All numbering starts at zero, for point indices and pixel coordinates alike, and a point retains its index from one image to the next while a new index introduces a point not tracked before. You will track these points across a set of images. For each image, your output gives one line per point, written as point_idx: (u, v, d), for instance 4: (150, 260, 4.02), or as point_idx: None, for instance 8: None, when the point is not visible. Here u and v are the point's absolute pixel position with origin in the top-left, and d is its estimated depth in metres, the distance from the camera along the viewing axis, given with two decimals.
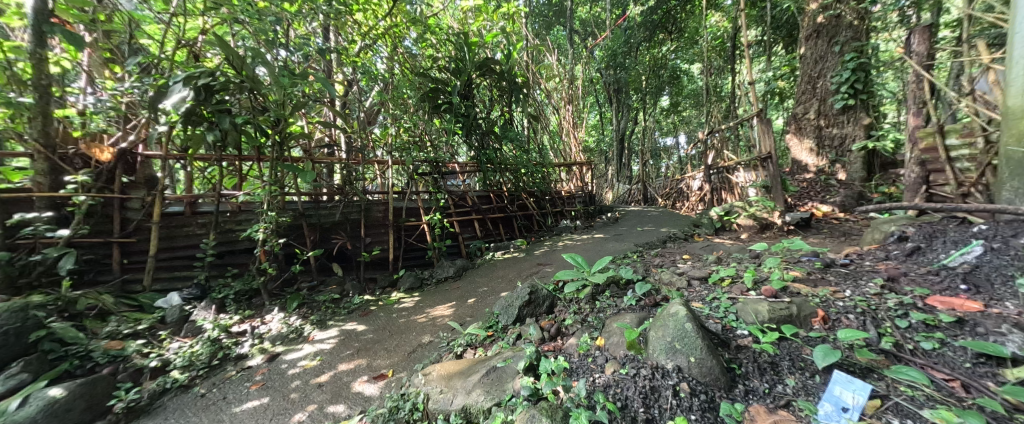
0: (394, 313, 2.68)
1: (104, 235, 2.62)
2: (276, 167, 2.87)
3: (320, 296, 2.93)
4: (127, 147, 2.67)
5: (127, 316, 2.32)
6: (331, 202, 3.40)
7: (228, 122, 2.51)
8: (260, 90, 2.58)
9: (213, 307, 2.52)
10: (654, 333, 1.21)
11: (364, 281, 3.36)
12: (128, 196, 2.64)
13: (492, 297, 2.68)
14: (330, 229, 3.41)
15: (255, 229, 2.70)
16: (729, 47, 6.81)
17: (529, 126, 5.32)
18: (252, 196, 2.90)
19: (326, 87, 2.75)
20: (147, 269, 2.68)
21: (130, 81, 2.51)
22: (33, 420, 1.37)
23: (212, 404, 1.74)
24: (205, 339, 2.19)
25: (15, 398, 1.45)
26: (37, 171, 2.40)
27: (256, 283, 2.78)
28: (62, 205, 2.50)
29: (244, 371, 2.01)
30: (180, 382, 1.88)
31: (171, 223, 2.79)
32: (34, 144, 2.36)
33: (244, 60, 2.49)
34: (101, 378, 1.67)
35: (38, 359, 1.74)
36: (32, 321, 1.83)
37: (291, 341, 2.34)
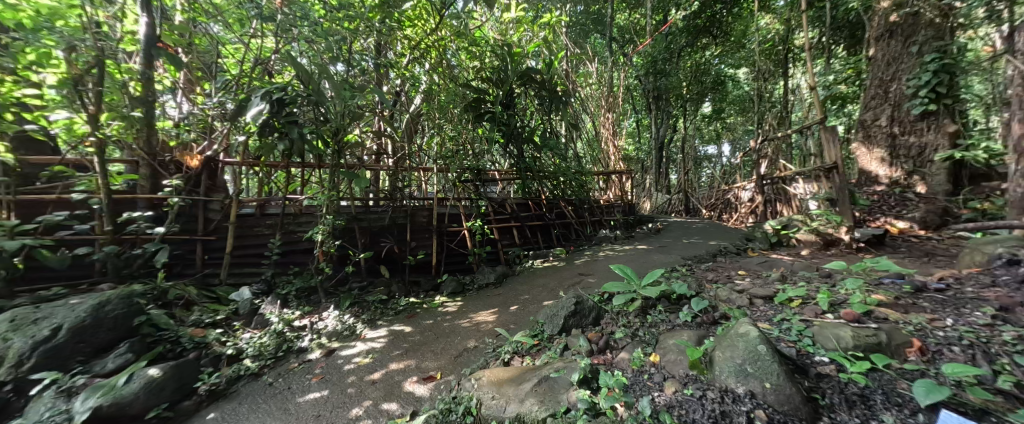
0: (439, 316, 2.76)
1: (189, 233, 2.94)
2: (334, 173, 3.07)
3: (369, 296, 3.08)
4: (211, 155, 3.00)
5: (207, 307, 2.57)
6: (381, 207, 3.58)
7: (296, 132, 2.74)
8: (324, 103, 2.80)
9: (278, 303, 2.74)
10: (719, 354, 1.15)
11: (409, 284, 3.49)
12: (210, 199, 2.96)
13: (535, 306, 2.68)
14: (379, 233, 3.58)
15: (315, 231, 2.91)
16: (783, 51, 6.40)
17: (568, 134, 5.31)
18: (314, 200, 3.15)
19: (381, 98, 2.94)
20: (223, 264, 2.96)
21: (217, 96, 2.92)
22: (136, 395, 1.59)
23: (279, 393, 1.88)
24: (272, 331, 2.39)
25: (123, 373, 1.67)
26: (141, 175, 2.77)
27: (314, 281, 2.99)
28: (159, 205, 2.85)
29: (305, 364, 2.16)
30: (252, 370, 2.05)
31: (243, 224, 3.07)
32: (139, 152, 2.74)
33: (311, 75, 2.70)
34: (190, 361, 1.87)
35: (139, 341, 2.00)
36: (134, 307, 2.09)
37: (345, 338, 2.48)
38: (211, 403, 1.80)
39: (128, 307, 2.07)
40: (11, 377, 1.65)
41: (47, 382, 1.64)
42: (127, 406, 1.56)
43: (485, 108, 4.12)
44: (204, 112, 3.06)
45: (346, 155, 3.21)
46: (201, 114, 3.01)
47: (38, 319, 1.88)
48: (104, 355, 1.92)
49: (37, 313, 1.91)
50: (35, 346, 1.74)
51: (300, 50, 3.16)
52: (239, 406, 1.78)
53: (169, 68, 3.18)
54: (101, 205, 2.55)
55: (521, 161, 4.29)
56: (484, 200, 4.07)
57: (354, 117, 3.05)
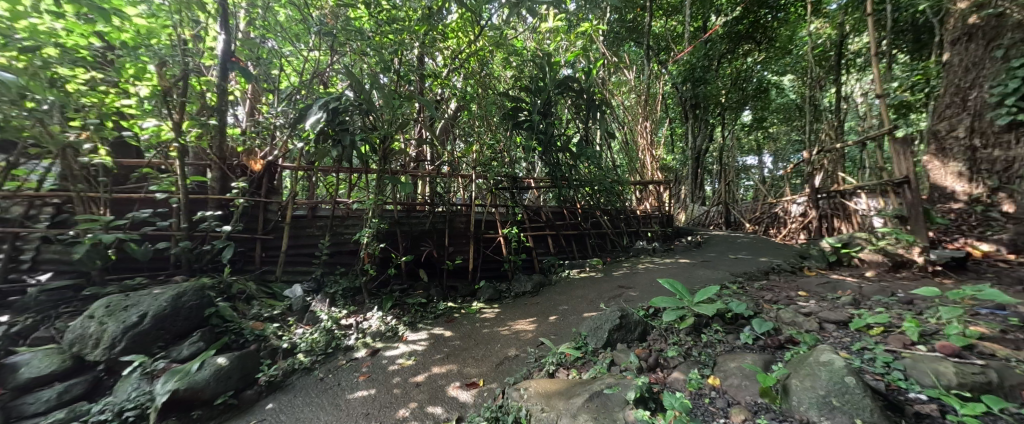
0: (477, 323, 2.87)
1: (251, 232, 3.18)
2: (381, 178, 3.20)
3: (410, 299, 3.21)
4: (272, 160, 3.25)
5: (265, 302, 2.78)
6: (421, 212, 3.68)
7: (349, 139, 2.91)
8: (375, 111, 2.94)
9: (327, 301, 2.92)
10: (797, 382, 1.11)
11: (447, 288, 3.57)
12: (270, 200, 3.19)
13: (576, 318, 2.64)
14: (419, 237, 3.68)
15: (362, 234, 3.05)
16: (837, 57, 5.97)
17: (604, 143, 5.22)
18: (361, 204, 3.30)
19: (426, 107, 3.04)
20: (279, 262, 3.18)
21: (279, 108, 3.21)
22: (209, 383, 1.84)
23: (330, 388, 2.10)
24: (322, 328, 2.61)
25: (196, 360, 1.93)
26: (212, 178, 3.08)
27: (359, 282, 3.13)
28: (227, 205, 3.13)
29: (352, 362, 2.38)
30: (304, 365, 2.30)
31: (297, 224, 3.27)
32: (213, 157, 3.06)
33: (363, 86, 2.85)
34: (250, 353, 2.12)
35: (209, 330, 2.24)
36: (206, 299, 2.35)
37: (388, 338, 2.67)
38: (269, 394, 2.04)
39: (199, 299, 2.32)
40: (105, 358, 1.94)
41: (135, 364, 1.89)
42: (201, 391, 1.82)
43: (523, 117, 4.15)
44: (268, 120, 3.32)
45: (392, 162, 3.35)
46: (265, 122, 3.28)
47: (128, 306, 2.14)
48: (180, 341, 2.18)
49: (127, 300, 2.17)
50: (125, 331, 2.00)
51: (352, 63, 3.34)
52: (295, 398, 2.02)
53: (239, 80, 3.45)
54: (179, 204, 2.83)
55: (557, 169, 4.26)
56: (520, 208, 4.09)
57: (401, 125, 3.20)
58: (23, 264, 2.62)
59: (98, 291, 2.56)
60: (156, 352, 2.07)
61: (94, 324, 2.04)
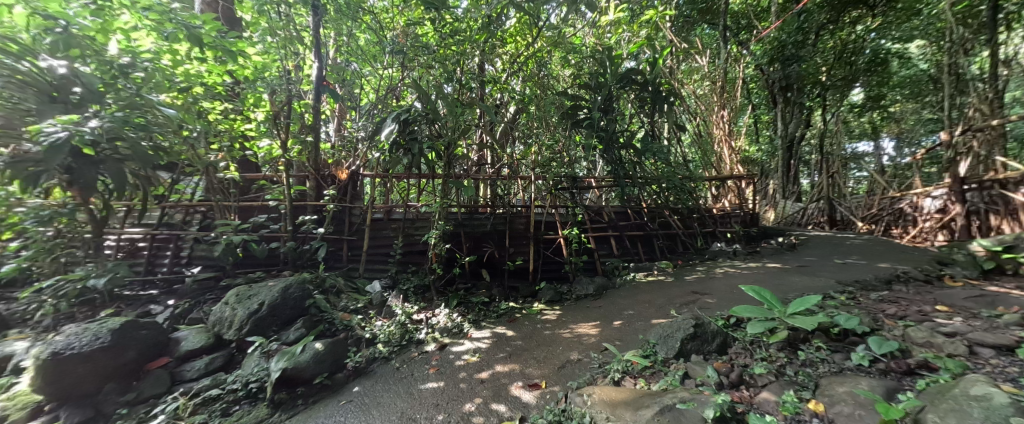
0: (539, 324, 2.90)
1: (339, 233, 3.62)
2: (446, 183, 3.38)
3: (474, 298, 3.38)
4: (355, 169, 3.65)
5: (351, 296, 3.15)
6: (483, 214, 3.81)
7: (418, 148, 3.14)
8: (440, 119, 3.15)
9: (401, 296, 3.20)
10: (937, 419, 0.92)
11: (508, 289, 3.66)
12: (353, 206, 3.59)
13: (643, 325, 2.49)
14: (481, 238, 3.83)
15: (430, 235, 3.28)
16: (991, 11, 4.71)
17: (673, 137, 4.84)
18: (429, 207, 3.53)
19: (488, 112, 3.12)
20: (362, 260, 3.57)
21: (361, 123, 3.61)
22: (309, 363, 2.15)
23: (405, 377, 2.31)
24: (397, 321, 2.87)
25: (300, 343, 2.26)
26: (309, 187, 3.58)
27: (428, 280, 3.38)
28: (321, 210, 3.60)
29: (423, 355, 2.59)
30: (383, 354, 2.56)
31: (376, 226, 3.64)
32: (310, 169, 3.56)
33: (430, 96, 3.09)
34: (340, 340, 2.42)
35: (309, 318, 2.61)
36: (306, 292, 2.74)
37: (455, 335, 2.85)
38: (355, 378, 2.32)
39: (302, 291, 2.71)
40: (237, 337, 2.39)
41: (256, 344, 2.29)
42: (304, 370, 2.13)
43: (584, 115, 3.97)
44: (352, 135, 3.76)
45: (456, 166, 3.55)
46: (350, 136, 3.73)
47: (251, 295, 2.61)
48: (288, 327, 2.58)
49: (250, 290, 2.65)
50: (250, 316, 2.44)
51: (420, 76, 3.59)
52: (377, 383, 2.27)
53: (329, 101, 3.95)
54: (286, 210, 3.34)
55: (621, 168, 3.98)
56: (580, 208, 4.00)
57: (463, 132, 3.34)
58: (183, 259, 3.37)
59: (230, 282, 3.16)
60: (271, 334, 2.48)
61: (229, 309, 2.52)
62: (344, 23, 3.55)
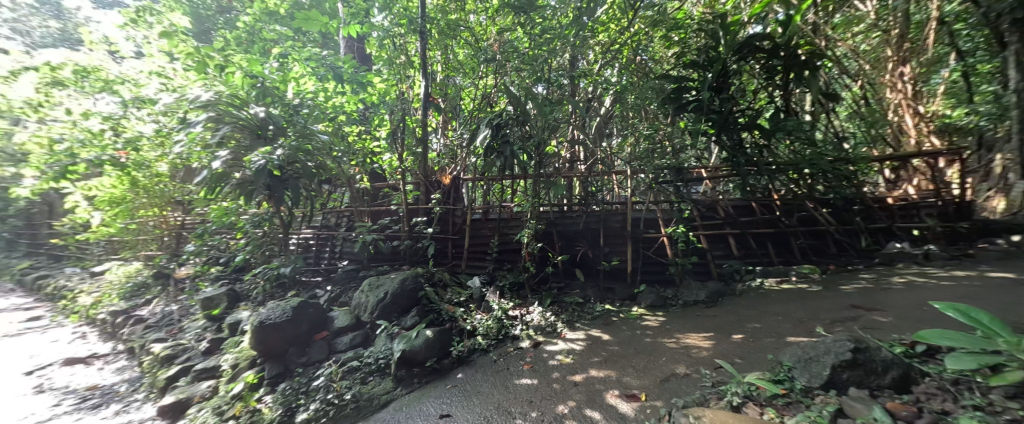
0: (638, 332, 2.72)
1: (444, 233, 4.03)
2: (536, 182, 3.40)
3: (568, 298, 3.37)
4: (457, 174, 4.01)
5: (456, 289, 3.47)
6: (575, 212, 3.73)
7: (509, 150, 3.23)
8: (528, 120, 3.23)
9: (497, 292, 3.39)
10: None
11: (603, 290, 3.53)
12: (456, 208, 3.94)
13: (771, 347, 2.12)
14: (574, 237, 3.75)
15: (522, 234, 3.36)
16: None
17: (819, 111, 3.83)
18: (521, 207, 3.63)
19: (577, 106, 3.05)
20: (463, 258, 3.90)
21: (460, 131, 3.95)
22: (421, 348, 2.46)
23: (502, 370, 2.44)
24: (494, 316, 3.03)
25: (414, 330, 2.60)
26: (421, 192, 4.09)
27: (522, 277, 3.50)
28: (429, 212, 4.06)
29: (519, 351, 2.69)
30: (482, 346, 2.75)
31: (475, 226, 3.92)
32: (421, 178, 4.06)
33: (520, 99, 3.21)
34: (446, 330, 2.69)
35: (421, 308, 2.98)
36: (419, 284, 3.13)
37: (548, 333, 2.89)
38: (459, 366, 2.56)
39: (416, 283, 3.12)
40: (370, 320, 2.90)
41: (382, 327, 2.73)
42: (418, 353, 2.45)
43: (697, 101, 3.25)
44: (453, 143, 4.14)
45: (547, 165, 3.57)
46: (452, 145, 4.12)
47: (379, 285, 3.12)
48: (405, 314, 2.99)
49: (378, 281, 3.17)
50: (379, 303, 2.92)
51: (511, 80, 3.73)
52: (477, 373, 2.45)
53: (435, 115, 4.42)
54: (404, 213, 3.89)
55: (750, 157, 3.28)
56: (688, 203, 3.55)
57: (553, 130, 3.35)
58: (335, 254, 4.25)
59: (366, 274, 3.84)
60: (393, 319, 2.92)
61: (365, 296, 3.08)
62: (445, 43, 4.04)
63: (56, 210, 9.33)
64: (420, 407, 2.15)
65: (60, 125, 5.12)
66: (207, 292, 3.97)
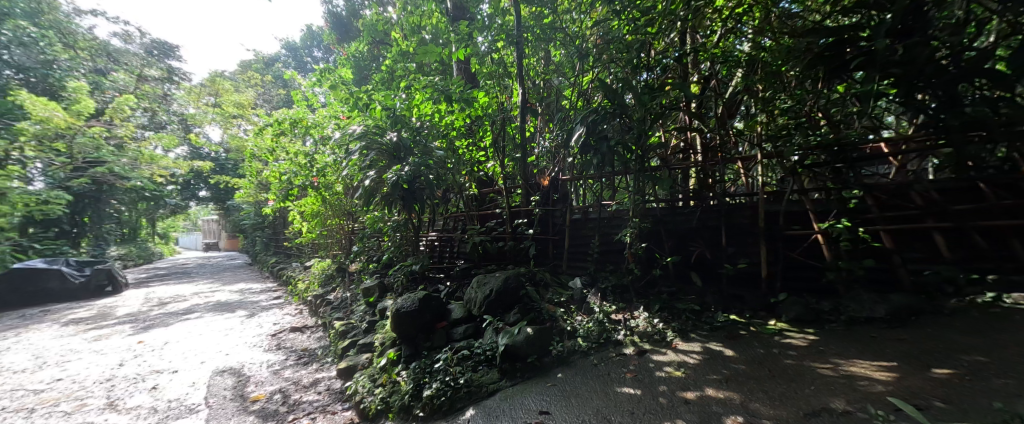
0: (774, 351, 2.26)
1: (545, 233, 4.10)
2: (638, 178, 3.11)
3: (681, 304, 3.04)
4: (555, 175, 4.04)
5: (557, 289, 3.50)
6: (688, 207, 3.22)
7: (605, 146, 3.06)
8: (626, 112, 3.00)
9: (599, 295, 3.31)
10: None
11: (727, 298, 3.06)
12: (555, 209, 3.97)
13: (1002, 392, 1.48)
14: (688, 236, 3.27)
15: (624, 234, 3.21)
16: None
17: None
18: (623, 204, 3.39)
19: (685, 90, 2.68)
20: (565, 258, 3.90)
21: (558, 132, 3.97)
22: (523, 344, 2.57)
23: (603, 375, 2.37)
24: (595, 319, 2.97)
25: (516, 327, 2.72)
26: (522, 195, 4.28)
27: (626, 280, 3.32)
28: (530, 214, 4.20)
29: (622, 357, 2.57)
30: (582, 348, 2.72)
31: (576, 226, 3.87)
32: (522, 182, 4.23)
33: (616, 92, 3.01)
34: (546, 329, 2.75)
35: (523, 306, 3.12)
36: (520, 284, 3.29)
37: (656, 342, 2.68)
38: (559, 366, 2.60)
39: (517, 282, 3.28)
40: (478, 314, 3.17)
41: (488, 321, 2.95)
42: (520, 348, 2.56)
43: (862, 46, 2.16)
44: (551, 145, 4.18)
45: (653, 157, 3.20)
46: (550, 146, 4.19)
47: (485, 282, 3.39)
48: (508, 311, 3.16)
49: (484, 279, 3.44)
50: (486, 299, 3.17)
51: (611, 72, 3.55)
52: (577, 375, 2.44)
53: (534, 119, 4.53)
54: (507, 215, 4.14)
55: (974, 115, 1.97)
56: (858, 190, 2.59)
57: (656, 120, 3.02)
58: (453, 253, 4.82)
59: (477, 272, 4.24)
60: (498, 316, 3.13)
61: (474, 292, 3.39)
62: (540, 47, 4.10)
63: (284, 222, 13.21)
64: (522, 401, 2.26)
65: (285, 162, 7.34)
66: (366, 283, 5.03)
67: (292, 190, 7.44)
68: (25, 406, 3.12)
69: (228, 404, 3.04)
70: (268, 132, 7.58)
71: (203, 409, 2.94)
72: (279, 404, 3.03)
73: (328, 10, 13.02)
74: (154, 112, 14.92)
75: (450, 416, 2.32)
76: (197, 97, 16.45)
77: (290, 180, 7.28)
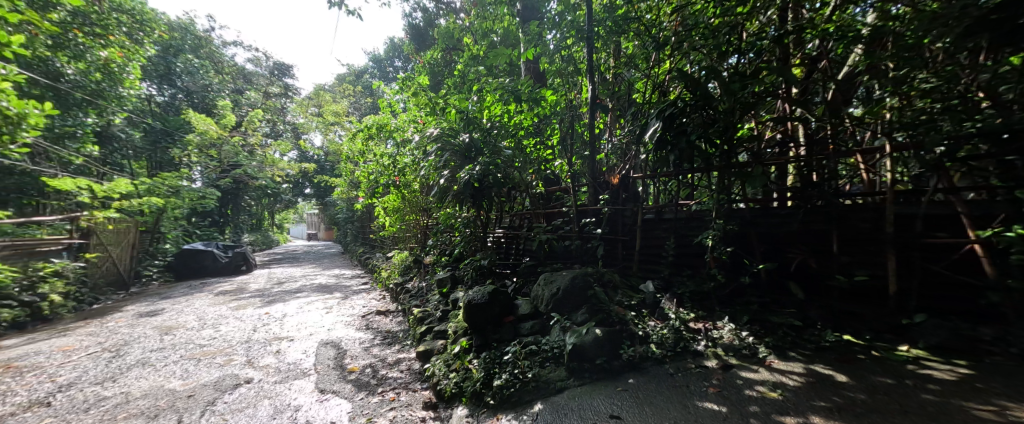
0: (904, 383, 1.89)
1: (614, 233, 3.93)
2: (724, 176, 2.80)
3: (775, 318, 2.70)
4: (626, 173, 3.83)
5: (626, 291, 3.35)
6: (786, 208, 2.75)
7: (684, 141, 2.78)
8: (711, 103, 2.67)
9: (675, 301, 3.14)
10: None
11: (838, 314, 2.59)
12: (625, 207, 3.78)
13: None
14: (785, 241, 2.79)
15: (705, 236, 2.93)
16: None
17: None
18: (704, 204, 3.09)
19: (786, 73, 2.32)
20: (636, 260, 3.69)
21: (630, 128, 3.75)
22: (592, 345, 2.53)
23: (681, 386, 2.22)
24: (671, 326, 2.85)
25: (584, 327, 2.68)
26: (590, 193, 4.18)
27: (707, 287, 3.05)
28: (598, 213, 4.06)
29: (703, 370, 2.38)
30: (657, 355, 2.61)
31: (647, 226, 3.60)
32: (590, 181, 4.12)
33: (699, 82, 2.71)
34: (615, 332, 2.68)
35: (591, 306, 3.05)
36: (587, 283, 3.21)
37: (745, 357, 2.44)
38: (631, 371, 2.52)
39: (584, 281, 3.21)
40: (545, 311, 3.21)
41: (556, 319, 2.97)
42: (589, 349, 2.53)
43: None
44: (622, 141, 3.96)
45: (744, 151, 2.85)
46: (620, 143, 4.00)
47: (551, 280, 3.40)
48: (576, 311, 3.12)
49: (551, 277, 3.45)
50: (552, 298, 3.19)
51: (693, 60, 3.25)
52: (650, 382, 2.34)
53: (603, 116, 4.36)
54: (574, 214, 4.08)
55: None
56: None
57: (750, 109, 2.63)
58: (519, 250, 4.90)
59: (543, 270, 4.25)
60: (565, 315, 3.12)
61: (541, 289, 3.43)
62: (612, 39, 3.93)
63: (369, 216, 14.79)
64: (591, 402, 2.24)
65: (372, 163, 8.21)
66: (439, 274, 5.39)
67: (377, 188, 8.29)
68: (193, 356, 4.01)
69: (331, 372, 3.54)
70: (359, 136, 8.53)
71: (313, 374, 3.47)
72: (370, 377, 3.42)
73: (408, 23, 14.16)
74: (274, 122, 17.85)
75: (519, 407, 2.39)
76: (305, 108, 19.22)
77: (376, 179, 8.12)
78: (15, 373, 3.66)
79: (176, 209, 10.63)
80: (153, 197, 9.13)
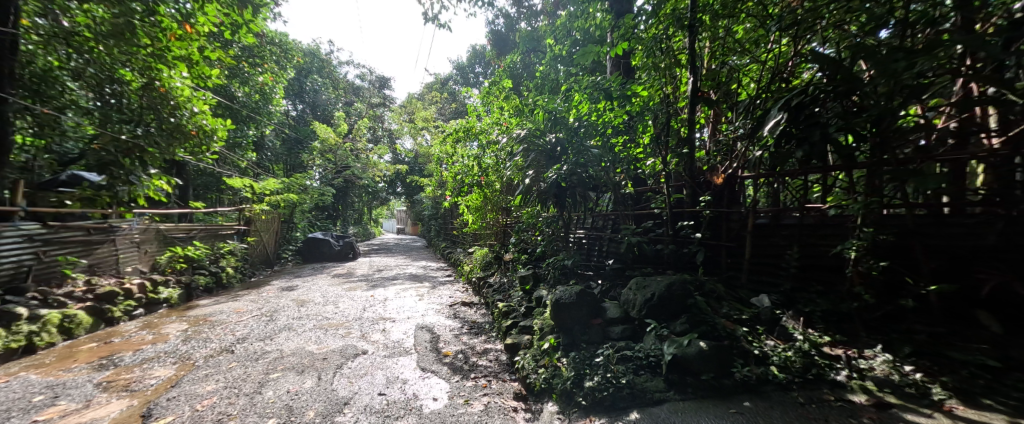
0: None
1: (717, 239, 3.57)
2: (876, 174, 2.31)
3: (956, 352, 2.10)
4: (732, 173, 3.44)
5: (734, 304, 3.01)
6: (976, 215, 2.15)
7: (819, 134, 2.35)
8: (859, 89, 2.21)
9: (801, 320, 2.75)
10: None
11: None
12: (733, 211, 3.40)
13: None
14: (972, 257, 2.18)
15: (847, 246, 2.48)
16: None
17: None
18: (845, 209, 2.61)
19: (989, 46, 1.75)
20: (745, 269, 3.30)
21: (739, 122, 3.34)
22: (697, 359, 2.35)
23: (816, 418, 1.92)
24: (797, 348, 2.47)
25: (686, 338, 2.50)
26: (686, 194, 3.87)
27: (847, 306, 2.60)
28: (698, 216, 3.73)
29: (846, 405, 2.02)
30: (779, 379, 2.28)
31: (760, 232, 3.20)
32: (687, 181, 3.78)
33: (843, 63, 2.27)
34: (723, 348, 2.44)
35: (692, 316, 2.82)
36: (686, 291, 2.99)
37: (911, 398, 1.98)
38: (747, 393, 2.27)
39: (684, 290, 2.99)
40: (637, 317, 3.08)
41: (652, 326, 2.83)
42: (693, 363, 2.36)
43: None
44: (729, 138, 3.55)
45: (905, 145, 2.29)
46: (726, 140, 3.58)
47: (645, 285, 3.24)
48: (674, 320, 2.92)
49: (644, 281, 3.29)
50: (646, 303, 3.05)
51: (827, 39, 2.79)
52: (772, 408, 2.08)
53: (704, 110, 3.97)
54: (669, 216, 3.80)
55: None
56: None
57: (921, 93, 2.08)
58: (604, 252, 4.75)
59: (631, 274, 4.06)
60: (661, 322, 2.95)
61: (632, 293, 3.30)
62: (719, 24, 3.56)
63: (452, 213, 15.87)
64: (697, 420, 2.09)
65: (459, 164, 8.79)
66: (521, 272, 5.53)
67: (462, 187, 8.85)
68: (322, 326, 4.81)
69: (429, 353, 3.90)
70: (447, 140, 9.22)
71: (413, 353, 3.87)
72: (463, 362, 3.69)
73: (490, 29, 14.78)
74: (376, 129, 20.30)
75: (614, 413, 2.36)
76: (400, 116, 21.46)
77: (462, 179, 8.67)
78: (211, 325, 4.86)
79: (304, 203, 12.83)
80: (289, 193, 11.17)
